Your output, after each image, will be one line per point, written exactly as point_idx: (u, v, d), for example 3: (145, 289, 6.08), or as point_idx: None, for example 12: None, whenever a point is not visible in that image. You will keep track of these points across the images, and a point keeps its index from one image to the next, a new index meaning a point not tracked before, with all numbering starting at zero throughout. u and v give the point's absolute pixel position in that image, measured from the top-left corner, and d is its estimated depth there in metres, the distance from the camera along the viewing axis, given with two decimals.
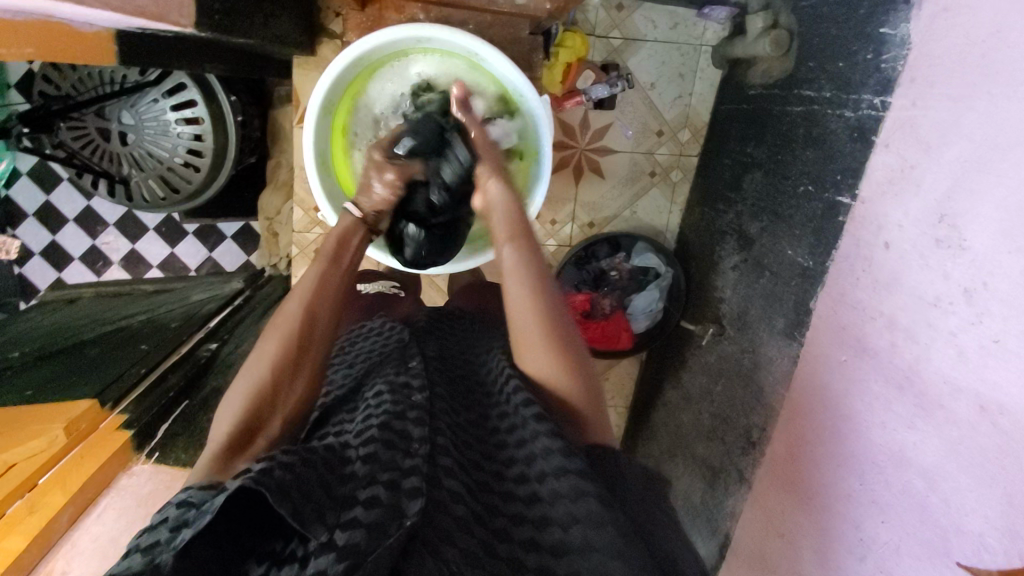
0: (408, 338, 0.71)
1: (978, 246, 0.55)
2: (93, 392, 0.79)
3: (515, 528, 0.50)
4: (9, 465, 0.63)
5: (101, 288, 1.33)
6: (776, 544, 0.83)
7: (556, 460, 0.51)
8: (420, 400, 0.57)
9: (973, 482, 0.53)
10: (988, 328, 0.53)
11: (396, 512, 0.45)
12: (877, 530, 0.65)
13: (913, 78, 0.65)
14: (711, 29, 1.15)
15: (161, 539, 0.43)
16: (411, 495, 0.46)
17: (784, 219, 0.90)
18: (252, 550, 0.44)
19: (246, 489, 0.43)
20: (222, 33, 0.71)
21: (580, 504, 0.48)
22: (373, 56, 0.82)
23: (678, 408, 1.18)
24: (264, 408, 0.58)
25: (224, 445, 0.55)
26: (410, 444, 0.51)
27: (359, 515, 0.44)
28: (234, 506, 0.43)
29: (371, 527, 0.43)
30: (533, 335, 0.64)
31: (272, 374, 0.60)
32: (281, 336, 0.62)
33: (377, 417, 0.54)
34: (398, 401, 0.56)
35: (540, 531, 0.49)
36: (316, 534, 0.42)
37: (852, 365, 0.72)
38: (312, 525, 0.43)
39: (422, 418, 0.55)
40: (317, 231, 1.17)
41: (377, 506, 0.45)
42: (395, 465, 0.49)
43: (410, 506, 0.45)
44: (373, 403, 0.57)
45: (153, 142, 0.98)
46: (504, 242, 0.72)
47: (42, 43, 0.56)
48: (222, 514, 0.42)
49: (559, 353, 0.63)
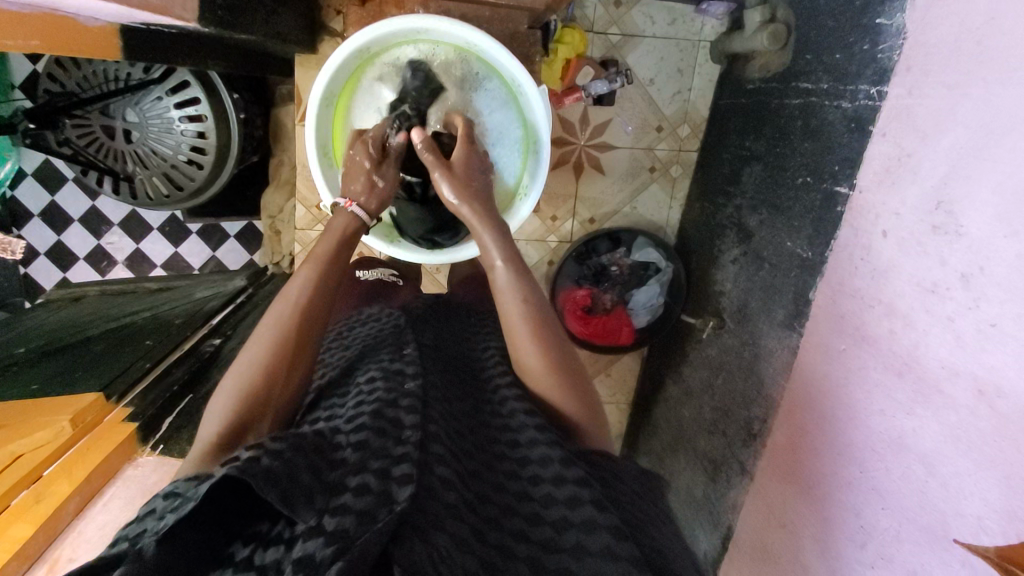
0: (403, 325, 0.72)
1: (974, 231, 0.55)
2: (99, 386, 0.80)
3: (507, 518, 0.51)
4: (15, 456, 0.65)
5: (105, 285, 1.35)
6: (778, 534, 0.84)
7: (554, 468, 0.52)
8: (413, 389, 0.58)
9: (971, 465, 0.54)
10: (986, 311, 0.53)
11: (385, 499, 0.46)
12: (877, 516, 0.65)
13: (909, 67, 0.66)
14: (710, 24, 1.16)
15: (147, 528, 0.43)
16: (402, 481, 0.47)
17: (783, 211, 0.90)
18: (239, 533, 0.45)
19: (230, 477, 0.43)
20: (226, 29, 0.71)
21: (577, 510, 0.49)
22: (377, 46, 0.83)
23: (680, 402, 1.18)
24: (256, 403, 0.56)
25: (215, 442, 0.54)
26: (402, 431, 0.52)
27: (348, 502, 0.45)
28: (218, 492, 0.43)
29: (360, 514, 0.44)
30: (526, 350, 0.64)
31: (266, 364, 0.58)
32: (275, 330, 0.60)
33: (370, 404, 0.55)
34: (393, 389, 0.57)
35: (532, 525, 0.50)
36: (304, 518, 0.43)
37: (851, 354, 0.72)
38: (302, 509, 0.44)
39: (415, 406, 0.55)
40: (319, 229, 1.17)
41: (368, 493, 0.46)
42: (386, 452, 0.50)
43: (402, 492, 0.46)
44: (366, 389, 0.58)
45: (156, 140, 0.99)
46: (498, 259, 0.70)
47: (49, 36, 0.56)
48: (210, 501, 0.43)
49: (552, 377, 0.62)
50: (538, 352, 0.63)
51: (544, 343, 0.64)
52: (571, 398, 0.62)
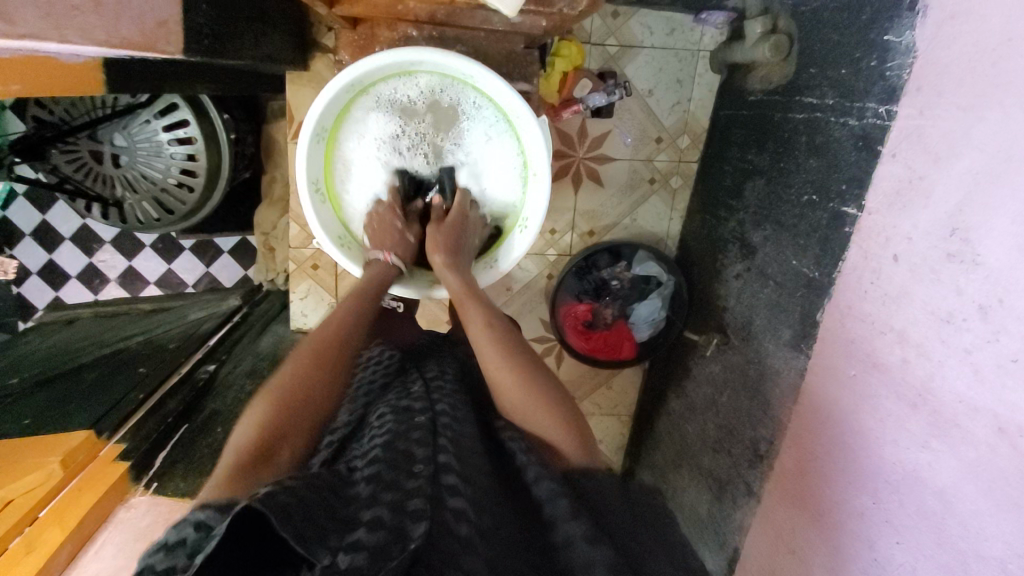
0: (406, 366, 0.73)
1: (992, 261, 0.53)
2: (90, 421, 0.78)
3: (524, 552, 0.48)
4: (7, 501, 0.63)
5: (97, 307, 1.32)
6: (786, 560, 0.82)
7: (545, 484, 0.53)
8: (423, 421, 0.57)
9: (993, 505, 0.52)
10: (1006, 346, 0.51)
11: (399, 535, 0.43)
12: (892, 550, 0.64)
13: (920, 87, 0.64)
14: (709, 34, 1.13)
15: (176, 565, 0.40)
16: (415, 517, 0.44)
17: (788, 228, 0.89)
18: None
19: (248, 514, 0.41)
20: (213, 57, 0.69)
21: (571, 522, 0.49)
22: (371, 78, 0.80)
23: (683, 417, 1.16)
24: (280, 423, 0.57)
25: (249, 452, 0.53)
26: (413, 464, 0.50)
27: (363, 537, 0.42)
28: (236, 532, 0.40)
29: (373, 550, 0.41)
30: (477, 330, 0.70)
31: (293, 385, 0.60)
32: (306, 353, 0.64)
33: (381, 437, 0.54)
34: (402, 422, 0.57)
35: (545, 558, 0.48)
36: (319, 557, 0.40)
37: (861, 380, 0.71)
38: (315, 548, 0.40)
39: (425, 438, 0.54)
40: (313, 247, 1.15)
41: (381, 527, 0.43)
42: (399, 485, 0.48)
43: (415, 529, 0.43)
44: (377, 426, 0.57)
45: (146, 164, 0.97)
46: (446, 261, 0.80)
47: (28, 78, 0.53)
48: (230, 542, 0.40)
49: (502, 354, 0.67)
50: (489, 331, 0.69)
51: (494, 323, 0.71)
52: (533, 389, 0.64)
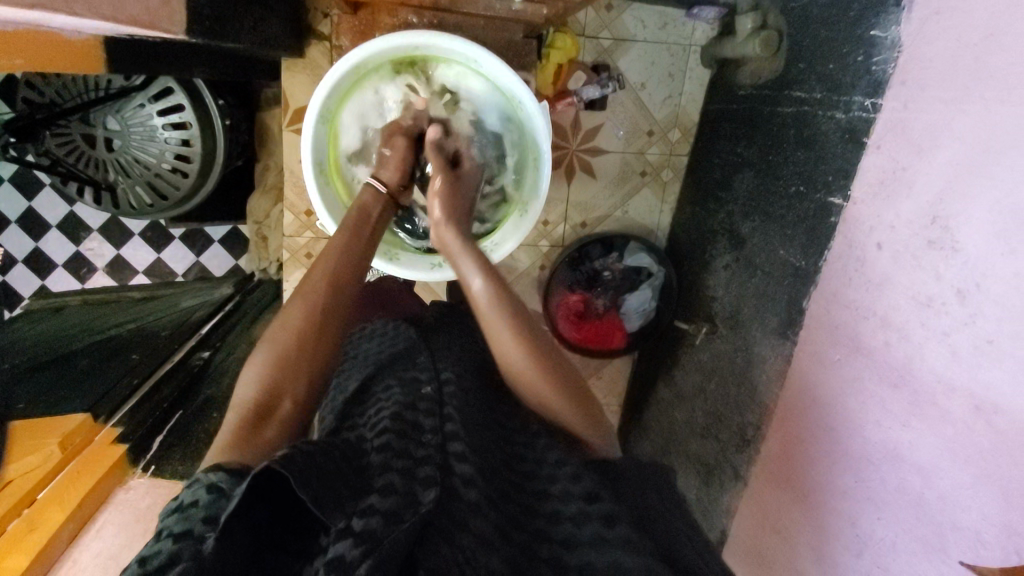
0: (414, 337, 0.71)
1: (970, 248, 0.56)
2: (85, 405, 0.79)
3: (528, 518, 0.49)
4: (8, 481, 0.64)
5: (87, 295, 1.31)
6: (772, 540, 0.85)
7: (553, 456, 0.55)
8: (430, 393, 0.58)
9: (969, 479, 0.55)
10: (982, 327, 0.54)
11: (410, 501, 0.44)
12: (874, 526, 0.66)
13: (904, 80, 0.66)
14: (700, 28, 1.15)
15: (194, 528, 0.39)
16: (425, 483, 0.46)
17: (776, 219, 0.91)
18: (282, 544, 0.42)
19: (268, 472, 0.41)
20: (215, 40, 0.70)
21: (578, 485, 0.51)
22: (373, 61, 0.81)
23: (671, 405, 1.19)
24: (282, 379, 0.58)
25: (251, 413, 0.55)
26: (422, 435, 0.51)
27: (376, 503, 0.42)
28: (256, 493, 0.40)
29: (387, 514, 0.42)
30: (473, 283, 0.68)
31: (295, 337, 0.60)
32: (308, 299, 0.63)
33: (389, 408, 0.54)
34: (409, 393, 0.57)
35: (551, 523, 0.49)
36: (335, 521, 0.41)
37: (845, 363, 0.73)
38: (331, 512, 0.41)
39: (432, 408, 0.55)
40: (305, 236, 1.14)
41: (393, 493, 0.44)
42: (409, 454, 0.49)
43: (426, 495, 0.45)
44: (383, 397, 0.57)
45: (139, 148, 0.97)
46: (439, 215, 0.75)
47: (33, 53, 0.54)
48: (247, 502, 0.40)
49: (503, 322, 0.63)
50: (486, 290, 0.66)
51: (492, 279, 0.67)
52: (532, 365, 0.61)
